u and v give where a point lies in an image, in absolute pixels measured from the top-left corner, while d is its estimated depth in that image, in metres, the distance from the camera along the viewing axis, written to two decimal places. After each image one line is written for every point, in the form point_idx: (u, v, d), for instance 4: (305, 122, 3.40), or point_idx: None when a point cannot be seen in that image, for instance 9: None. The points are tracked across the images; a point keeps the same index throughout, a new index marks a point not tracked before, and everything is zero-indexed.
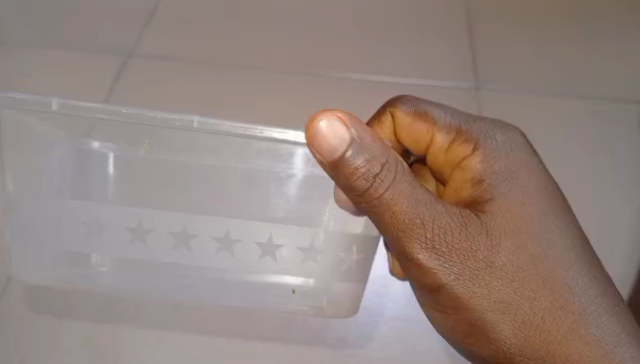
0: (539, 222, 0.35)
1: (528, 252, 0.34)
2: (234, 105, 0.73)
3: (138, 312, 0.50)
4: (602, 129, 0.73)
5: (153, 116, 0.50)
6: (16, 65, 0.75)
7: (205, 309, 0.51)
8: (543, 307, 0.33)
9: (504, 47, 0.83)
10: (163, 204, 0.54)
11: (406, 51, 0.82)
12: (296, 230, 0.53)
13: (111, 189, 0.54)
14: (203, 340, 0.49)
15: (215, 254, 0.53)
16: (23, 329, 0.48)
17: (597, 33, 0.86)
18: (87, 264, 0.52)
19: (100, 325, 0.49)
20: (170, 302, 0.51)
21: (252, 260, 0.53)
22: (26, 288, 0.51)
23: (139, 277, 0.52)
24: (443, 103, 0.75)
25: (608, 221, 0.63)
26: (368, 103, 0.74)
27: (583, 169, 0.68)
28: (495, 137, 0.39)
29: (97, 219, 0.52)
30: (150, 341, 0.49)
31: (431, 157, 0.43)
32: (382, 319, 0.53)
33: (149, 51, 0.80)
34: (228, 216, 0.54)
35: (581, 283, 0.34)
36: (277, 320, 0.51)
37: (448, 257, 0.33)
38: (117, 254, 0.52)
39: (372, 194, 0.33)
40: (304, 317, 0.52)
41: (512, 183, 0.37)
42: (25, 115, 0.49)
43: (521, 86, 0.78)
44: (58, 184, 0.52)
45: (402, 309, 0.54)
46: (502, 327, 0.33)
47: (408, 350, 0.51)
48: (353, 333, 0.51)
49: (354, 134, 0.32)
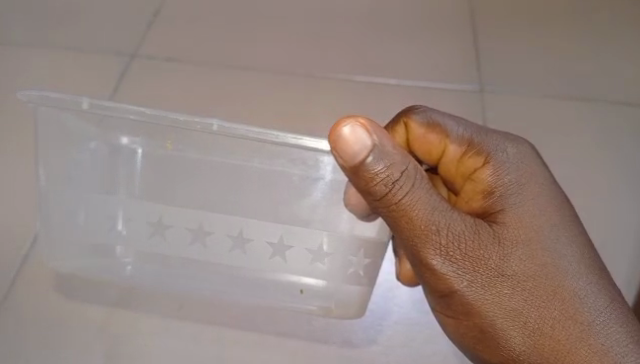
0: (550, 233, 0.36)
1: (539, 261, 0.35)
2: (238, 105, 0.74)
3: (145, 312, 0.53)
4: (603, 129, 0.73)
5: (174, 119, 0.46)
6: (19, 68, 0.75)
7: (212, 309, 0.53)
8: (552, 316, 0.34)
9: (506, 49, 0.84)
10: (183, 203, 0.51)
11: (407, 51, 0.83)
12: (307, 232, 0.51)
13: (138, 185, 0.52)
14: (211, 341, 0.51)
15: (230, 251, 0.51)
16: (30, 333, 0.50)
17: (597, 33, 0.87)
18: (111, 255, 0.52)
19: (107, 327, 0.51)
20: (176, 302, 0.53)
21: (263, 258, 0.51)
22: (37, 292, 0.53)
23: (158, 270, 0.52)
24: (445, 106, 0.75)
25: (610, 222, 0.63)
26: (370, 103, 0.75)
27: (585, 170, 0.69)
28: (507, 150, 0.40)
29: (119, 215, 0.52)
30: (157, 339, 0.51)
31: (444, 167, 0.43)
32: (387, 324, 0.55)
33: (151, 50, 0.80)
34: (246, 217, 0.51)
35: (590, 293, 0.35)
36: (283, 321, 0.53)
37: (460, 264, 0.34)
38: (140, 248, 0.52)
39: (390, 199, 0.33)
40: (313, 319, 0.53)
41: (523, 194, 0.37)
42: (53, 111, 0.47)
43: (522, 87, 0.79)
44: (89, 177, 0.51)
45: (407, 312, 0.56)
46: (511, 334, 0.34)
47: (413, 353, 0.52)
48: (358, 337, 0.53)
49: (376, 139, 0.32)
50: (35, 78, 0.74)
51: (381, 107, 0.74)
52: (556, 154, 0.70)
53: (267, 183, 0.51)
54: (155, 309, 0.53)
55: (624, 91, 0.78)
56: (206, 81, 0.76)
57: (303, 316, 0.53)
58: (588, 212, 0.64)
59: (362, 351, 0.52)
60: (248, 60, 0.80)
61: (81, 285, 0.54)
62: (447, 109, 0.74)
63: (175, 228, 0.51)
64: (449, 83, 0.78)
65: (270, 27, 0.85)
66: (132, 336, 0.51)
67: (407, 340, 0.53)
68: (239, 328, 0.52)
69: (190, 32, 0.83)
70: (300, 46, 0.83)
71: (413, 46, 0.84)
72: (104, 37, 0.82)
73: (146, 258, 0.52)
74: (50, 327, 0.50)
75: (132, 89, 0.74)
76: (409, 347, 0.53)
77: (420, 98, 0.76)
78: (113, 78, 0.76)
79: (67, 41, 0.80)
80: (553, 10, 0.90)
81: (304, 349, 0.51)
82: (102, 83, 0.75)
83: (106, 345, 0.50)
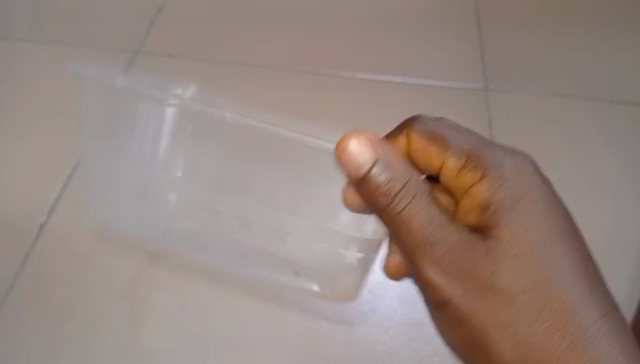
0: (555, 254, 0.31)
1: (541, 283, 0.30)
2: (238, 105, 0.74)
3: (159, 308, 0.56)
4: (605, 129, 0.73)
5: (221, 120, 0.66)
6: (22, 69, 0.76)
7: (223, 305, 0.57)
8: (554, 347, 0.29)
9: (509, 47, 0.83)
10: (209, 184, 0.63)
11: (410, 49, 0.83)
12: (308, 223, 0.60)
13: (173, 155, 0.63)
14: (220, 340, 0.55)
15: (236, 230, 0.59)
16: (49, 336, 0.54)
17: (602, 30, 0.86)
18: (140, 216, 0.61)
19: (119, 325, 0.55)
20: (186, 301, 0.57)
21: (266, 240, 0.58)
22: (53, 296, 0.57)
23: (178, 237, 0.60)
24: (447, 106, 0.75)
25: (609, 225, 0.64)
26: (370, 102, 0.75)
27: (585, 172, 0.69)
28: (504, 164, 0.34)
29: (149, 185, 0.61)
30: (169, 337, 0.55)
31: (445, 182, 0.37)
32: (390, 324, 0.56)
33: (152, 48, 0.80)
34: (257, 201, 0.62)
35: (602, 334, 0.29)
36: (292, 318, 0.56)
37: (454, 275, 0.31)
38: (164, 215, 0.60)
39: (389, 209, 0.32)
40: (314, 315, 0.56)
41: (523, 215, 0.32)
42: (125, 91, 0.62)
43: (524, 86, 0.78)
44: (132, 148, 0.62)
45: (407, 313, 0.57)
46: (502, 353, 0.31)
47: (413, 355, 0.54)
48: (361, 334, 0.55)
49: (380, 155, 0.32)
50: (37, 78, 0.75)
51: (382, 107, 0.74)
52: (557, 155, 0.71)
53: (281, 151, 0.65)
54: (158, 306, 0.56)
55: (628, 89, 0.78)
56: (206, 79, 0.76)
57: (308, 312, 0.56)
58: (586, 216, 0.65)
59: (364, 346, 0.54)
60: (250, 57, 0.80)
61: (86, 286, 0.57)
62: (447, 111, 0.75)
63: (193, 214, 0.60)
64: (451, 83, 0.78)
65: (271, 24, 0.85)
66: (140, 334, 0.54)
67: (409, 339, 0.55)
68: (248, 329, 0.55)
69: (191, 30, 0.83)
70: (300, 44, 0.82)
71: (417, 44, 0.83)
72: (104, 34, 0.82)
73: (165, 250, 0.60)
74: (68, 329, 0.55)
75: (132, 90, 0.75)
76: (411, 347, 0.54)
77: (422, 97, 0.76)
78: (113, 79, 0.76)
79: (67, 38, 0.81)
80: (557, 6, 0.89)
81: (302, 345, 0.54)
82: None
83: (117, 347, 0.54)
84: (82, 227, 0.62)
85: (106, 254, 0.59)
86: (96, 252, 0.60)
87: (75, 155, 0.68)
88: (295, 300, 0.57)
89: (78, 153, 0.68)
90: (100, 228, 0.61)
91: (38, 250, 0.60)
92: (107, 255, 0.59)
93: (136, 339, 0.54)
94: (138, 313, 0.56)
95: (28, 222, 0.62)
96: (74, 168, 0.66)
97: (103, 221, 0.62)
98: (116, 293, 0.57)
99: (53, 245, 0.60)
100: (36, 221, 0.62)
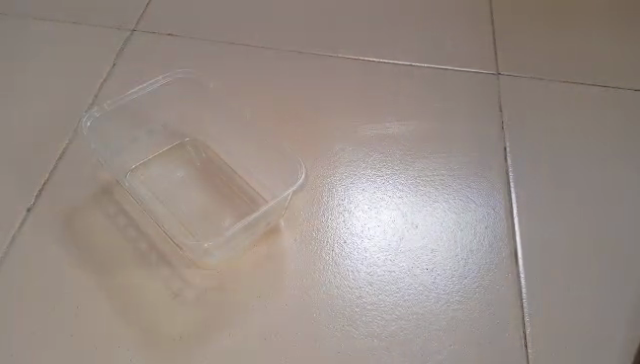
0: None
1: None
2: (237, 99, 0.73)
3: (145, 301, 0.55)
4: (616, 128, 0.71)
5: (238, 89, 0.74)
6: (21, 61, 0.75)
7: (207, 299, 0.56)
8: None
9: (518, 43, 0.82)
10: (210, 139, 0.69)
11: (416, 43, 0.81)
12: (273, 178, 0.65)
13: (177, 130, 0.70)
14: (210, 335, 0.53)
15: (212, 174, 0.65)
16: (37, 327, 0.53)
17: (611, 23, 0.85)
18: (147, 128, 0.69)
19: (110, 320, 0.54)
20: (171, 293, 0.56)
21: (232, 187, 0.64)
22: (43, 285, 0.56)
23: (189, 160, 0.66)
24: (454, 100, 0.74)
25: (613, 225, 0.62)
26: (373, 87, 0.75)
27: (595, 173, 0.67)
28: None
29: (153, 113, 0.71)
30: (161, 334, 0.53)
31: None
32: (360, 311, 0.55)
33: (154, 39, 0.79)
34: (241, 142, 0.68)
35: None
36: (280, 313, 0.55)
37: None
38: (181, 136, 0.69)
39: None
40: (312, 309, 0.55)
41: None
42: (184, 48, 0.78)
43: (533, 82, 0.76)
44: None
45: (369, 277, 0.58)
46: None
47: (407, 351, 0.53)
48: (360, 331, 0.54)
49: None
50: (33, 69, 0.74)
51: (376, 105, 0.73)
52: (563, 153, 0.69)
53: (283, 114, 0.72)
54: (149, 298, 0.55)
55: (635, 85, 0.76)
56: (204, 67, 0.76)
57: (299, 307, 0.55)
58: (594, 212, 0.63)
59: (364, 344, 0.53)
60: (254, 52, 0.79)
61: (74, 272, 0.57)
62: (453, 105, 0.73)
63: (195, 159, 0.67)
64: (453, 78, 0.77)
65: (274, 19, 0.84)
66: (127, 326, 0.54)
67: (414, 336, 0.54)
68: (239, 326, 0.54)
69: (193, 24, 0.82)
70: (300, 37, 0.81)
71: (423, 38, 0.82)
72: (101, 25, 0.81)
73: (164, 240, 0.59)
74: (57, 320, 0.54)
75: (125, 84, 0.74)
76: (415, 345, 0.53)
77: (429, 92, 0.75)
78: (105, 70, 0.75)
79: (69, 31, 0.80)
80: (569, 7, 0.87)
81: (303, 341, 0.53)
82: (97, 75, 0.74)
83: (108, 342, 0.52)
84: (72, 212, 0.61)
85: (97, 241, 0.59)
86: (89, 240, 0.59)
87: (66, 142, 0.67)
88: (295, 292, 0.56)
89: (68, 141, 0.67)
90: (93, 217, 0.61)
91: (25, 236, 0.59)
92: (96, 240, 0.59)
93: (121, 331, 0.53)
94: (126, 305, 0.55)
95: (16, 206, 0.61)
96: (63, 156, 0.66)
97: (93, 207, 0.61)
98: (107, 279, 0.56)
99: (41, 232, 0.59)
100: (24, 206, 0.61)
